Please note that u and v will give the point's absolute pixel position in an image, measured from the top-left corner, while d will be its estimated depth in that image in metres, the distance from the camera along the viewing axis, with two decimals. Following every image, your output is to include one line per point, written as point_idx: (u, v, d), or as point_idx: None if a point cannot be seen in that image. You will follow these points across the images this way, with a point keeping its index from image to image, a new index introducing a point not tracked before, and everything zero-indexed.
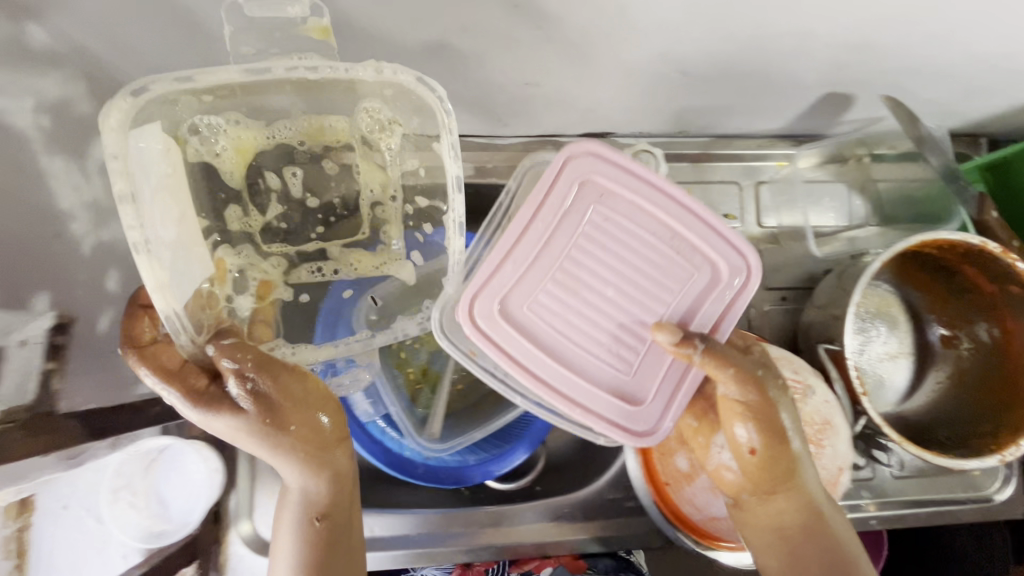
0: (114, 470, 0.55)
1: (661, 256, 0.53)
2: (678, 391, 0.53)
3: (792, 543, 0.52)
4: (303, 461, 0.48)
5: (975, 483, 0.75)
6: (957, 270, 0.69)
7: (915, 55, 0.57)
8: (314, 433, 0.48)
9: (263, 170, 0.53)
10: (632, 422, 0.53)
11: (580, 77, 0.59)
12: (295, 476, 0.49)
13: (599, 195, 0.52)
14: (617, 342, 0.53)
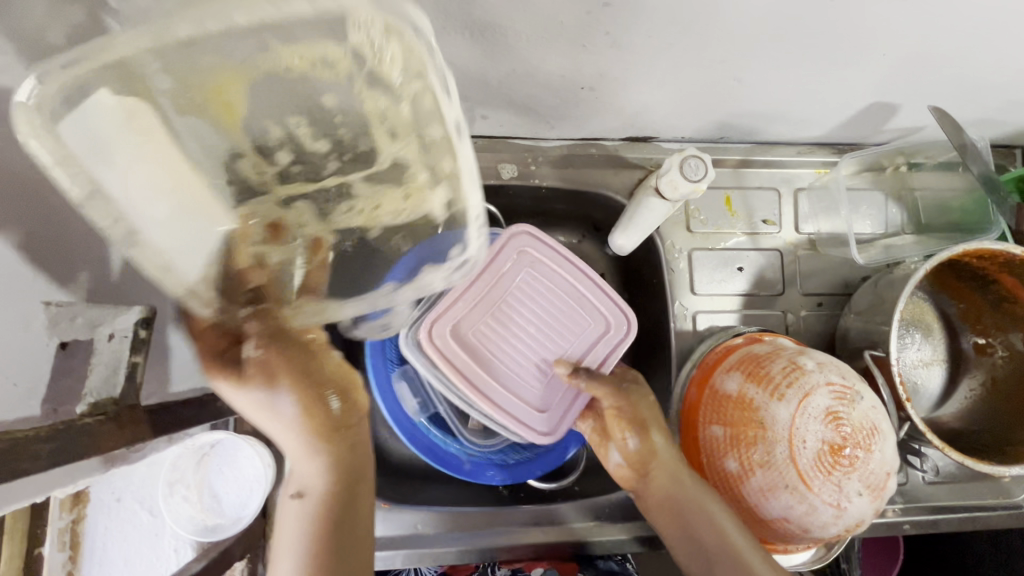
0: (170, 464, 0.58)
1: (570, 305, 0.64)
2: (574, 407, 0.62)
3: (679, 526, 0.56)
4: (305, 436, 0.45)
5: (1004, 489, 0.75)
6: (994, 280, 0.69)
7: (972, 66, 0.58)
8: (319, 412, 0.45)
9: (246, 104, 0.35)
10: (533, 425, 0.61)
11: (637, 81, 0.59)
12: (297, 454, 0.46)
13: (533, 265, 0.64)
14: (529, 369, 0.62)
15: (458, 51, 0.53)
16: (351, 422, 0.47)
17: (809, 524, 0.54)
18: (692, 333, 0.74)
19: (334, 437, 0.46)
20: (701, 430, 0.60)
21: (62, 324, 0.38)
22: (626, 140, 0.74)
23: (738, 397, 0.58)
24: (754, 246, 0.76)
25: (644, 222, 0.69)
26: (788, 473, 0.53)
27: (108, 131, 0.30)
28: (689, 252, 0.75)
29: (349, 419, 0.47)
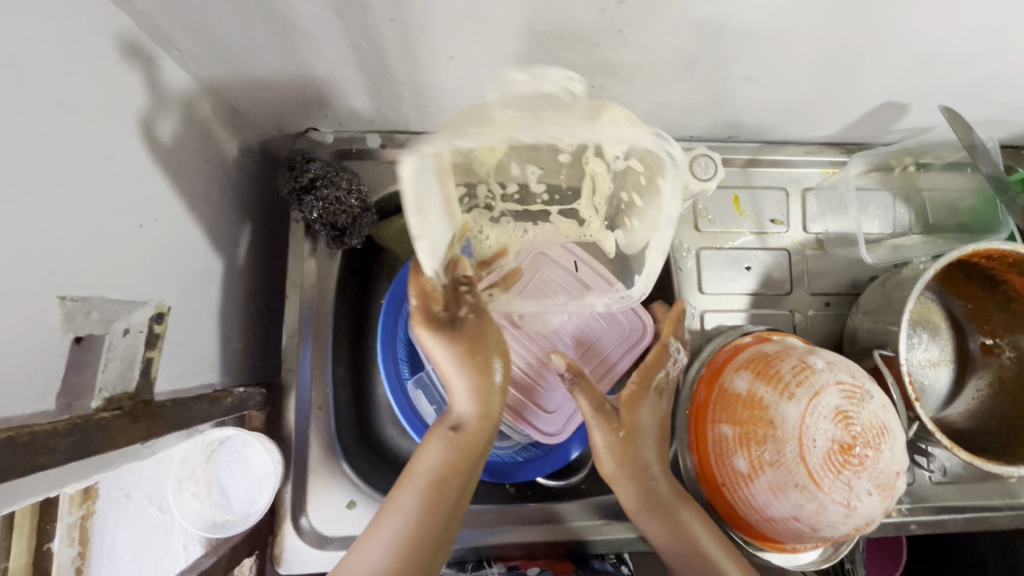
0: (181, 460, 0.55)
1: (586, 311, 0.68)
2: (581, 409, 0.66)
3: (645, 520, 0.60)
4: (475, 380, 0.55)
5: (1011, 490, 0.76)
6: (1004, 280, 0.69)
7: (983, 66, 0.58)
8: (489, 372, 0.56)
9: (516, 170, 0.58)
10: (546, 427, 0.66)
11: (649, 81, 0.59)
12: (462, 394, 0.55)
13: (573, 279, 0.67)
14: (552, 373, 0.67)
15: (470, 49, 0.53)
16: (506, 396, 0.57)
17: (819, 522, 0.54)
18: (700, 332, 0.74)
19: (490, 395, 0.55)
20: (710, 428, 0.60)
21: (77, 319, 0.38)
22: None
23: (748, 396, 0.58)
24: (762, 246, 0.76)
25: None
26: (797, 471, 0.53)
27: (429, 188, 0.50)
28: (697, 251, 0.75)
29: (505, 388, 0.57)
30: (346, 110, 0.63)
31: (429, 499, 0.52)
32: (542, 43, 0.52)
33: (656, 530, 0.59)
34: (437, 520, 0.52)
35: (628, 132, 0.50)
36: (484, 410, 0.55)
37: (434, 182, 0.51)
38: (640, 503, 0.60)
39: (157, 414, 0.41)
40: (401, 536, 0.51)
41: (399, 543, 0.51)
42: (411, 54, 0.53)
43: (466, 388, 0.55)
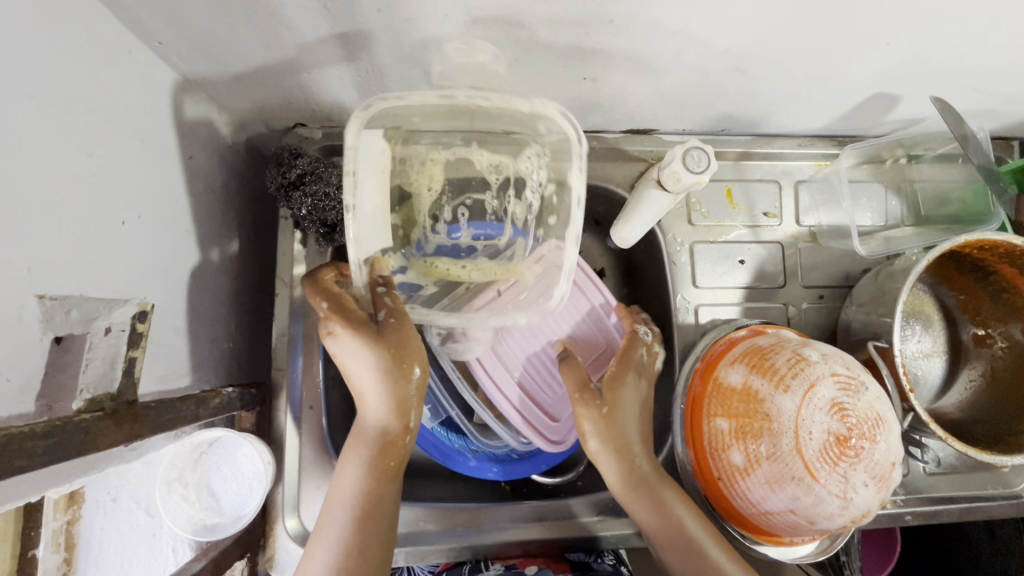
0: (168, 463, 0.54)
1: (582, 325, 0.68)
2: None
3: (628, 505, 0.60)
4: (394, 393, 0.54)
5: (1004, 479, 0.76)
6: (994, 270, 0.70)
7: (973, 56, 0.58)
8: (406, 383, 0.54)
9: (427, 176, 0.61)
10: (549, 432, 0.67)
11: (640, 73, 0.59)
12: (377, 407, 0.54)
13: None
14: (545, 373, 0.67)
15: (459, 40, 0.52)
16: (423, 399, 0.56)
17: (815, 515, 0.54)
18: (695, 327, 0.74)
19: (408, 403, 0.55)
20: (706, 423, 0.60)
21: (56, 318, 0.37)
22: (627, 133, 0.74)
23: (743, 389, 0.57)
24: (756, 239, 0.76)
25: (647, 214, 0.69)
26: (793, 464, 0.53)
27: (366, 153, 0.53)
28: (690, 245, 0.75)
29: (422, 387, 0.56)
30: (333, 103, 0.62)
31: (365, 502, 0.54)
32: (531, 36, 0.52)
33: (640, 514, 0.59)
34: (369, 537, 0.53)
35: (546, 105, 0.54)
36: (405, 419, 0.55)
37: (370, 155, 0.53)
38: (623, 484, 0.59)
39: (141, 415, 0.40)
40: (347, 541, 0.53)
41: (343, 548, 0.53)
42: (398, 45, 0.52)
43: (384, 399, 0.54)
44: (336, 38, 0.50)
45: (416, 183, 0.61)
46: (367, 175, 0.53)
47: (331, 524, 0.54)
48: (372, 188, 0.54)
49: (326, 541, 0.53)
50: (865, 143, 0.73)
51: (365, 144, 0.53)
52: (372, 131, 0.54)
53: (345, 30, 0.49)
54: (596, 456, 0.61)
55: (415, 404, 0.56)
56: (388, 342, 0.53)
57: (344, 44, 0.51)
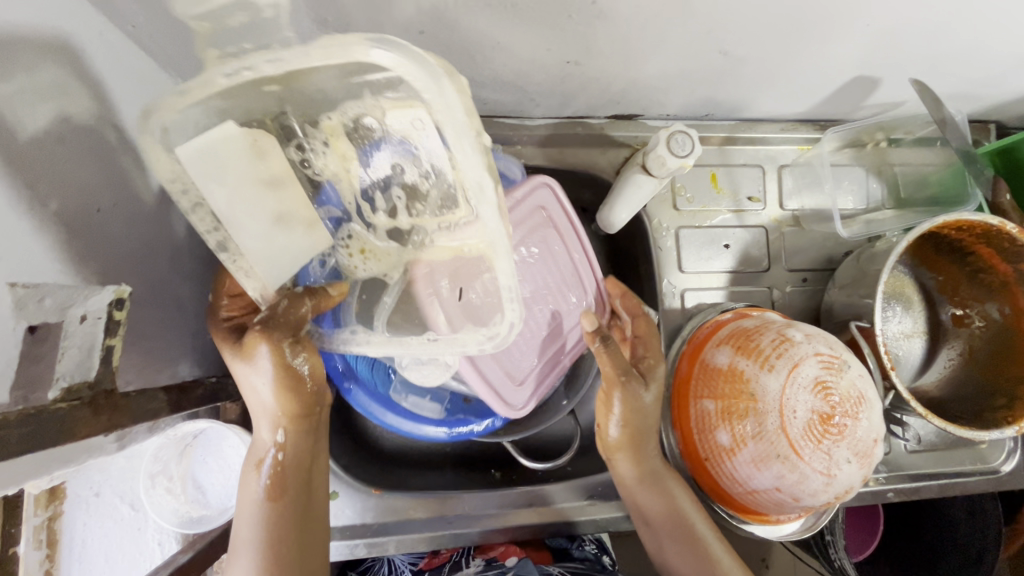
0: (151, 457, 0.53)
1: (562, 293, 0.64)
2: (541, 383, 0.64)
3: (638, 496, 0.61)
4: (290, 403, 0.50)
5: (982, 455, 0.78)
6: (972, 251, 0.71)
7: (950, 39, 0.58)
8: (297, 393, 0.50)
9: (329, 140, 0.47)
10: (509, 400, 0.62)
11: (623, 56, 0.58)
12: (268, 423, 0.50)
13: (547, 224, 0.63)
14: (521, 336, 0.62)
15: (437, 22, 0.51)
16: (309, 407, 0.52)
17: (800, 491, 0.55)
18: (680, 311, 0.74)
19: (304, 412, 0.51)
20: (693, 404, 0.60)
21: (30, 306, 0.36)
22: (612, 119, 0.74)
23: (729, 370, 0.58)
24: (740, 223, 0.77)
25: (633, 199, 0.69)
26: (779, 442, 0.54)
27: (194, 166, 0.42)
28: (675, 230, 0.75)
29: (309, 393, 0.51)
30: None
31: (272, 525, 0.50)
32: (509, 18, 0.51)
33: (648, 505, 0.60)
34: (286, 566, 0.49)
35: (380, 57, 0.36)
36: (289, 434, 0.51)
37: (225, 164, 0.42)
38: (636, 478, 0.61)
39: (120, 404, 0.40)
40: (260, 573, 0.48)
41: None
42: (379, 27, 0.51)
43: (269, 418, 0.50)
44: (311, 17, 0.49)
45: (327, 173, 0.50)
46: (227, 180, 0.43)
47: (240, 550, 0.49)
48: (247, 202, 0.45)
49: (243, 558, 0.49)
50: (847, 126, 0.74)
51: (207, 146, 0.41)
52: (215, 130, 0.41)
53: (322, 10, 0.48)
54: (615, 447, 0.61)
55: (289, 421, 0.51)
56: (275, 338, 0.48)
57: (321, 24, 0.50)
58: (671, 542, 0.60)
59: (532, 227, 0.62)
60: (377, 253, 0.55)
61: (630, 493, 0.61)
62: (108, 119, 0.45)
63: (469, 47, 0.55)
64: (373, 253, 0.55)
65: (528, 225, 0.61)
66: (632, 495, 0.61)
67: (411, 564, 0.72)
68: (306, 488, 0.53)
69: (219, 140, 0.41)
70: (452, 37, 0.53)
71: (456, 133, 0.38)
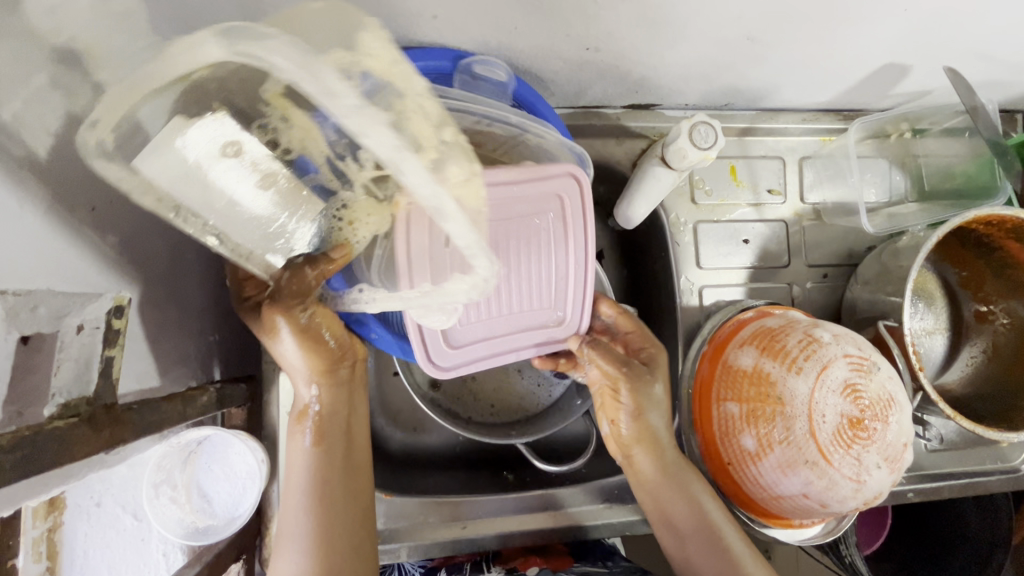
0: (154, 466, 0.51)
1: (536, 274, 0.57)
2: (480, 358, 0.58)
3: (662, 499, 0.59)
4: (321, 356, 0.51)
5: (1003, 454, 0.76)
6: (999, 246, 0.69)
7: (987, 25, 0.56)
8: (325, 350, 0.52)
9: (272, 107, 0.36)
10: (435, 359, 0.56)
11: (645, 42, 0.56)
12: (303, 378, 0.52)
13: (558, 214, 0.55)
14: (476, 286, 0.55)
15: (450, 4, 0.48)
16: (337, 363, 0.53)
17: (828, 498, 0.53)
18: (698, 308, 0.72)
19: (335, 367, 0.53)
20: (715, 407, 0.58)
21: (23, 315, 0.33)
22: (629, 108, 0.71)
23: (755, 372, 0.56)
24: (760, 218, 0.74)
25: (652, 192, 0.66)
26: (806, 448, 0.52)
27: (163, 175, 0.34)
28: (693, 225, 0.73)
29: (348, 356, 0.54)
30: None
31: (318, 474, 0.50)
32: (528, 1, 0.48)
33: (674, 506, 0.58)
34: (338, 527, 0.49)
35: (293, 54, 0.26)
36: (328, 388, 0.52)
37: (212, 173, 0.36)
38: (658, 475, 0.59)
39: (123, 419, 0.37)
40: (311, 535, 0.48)
41: (311, 545, 0.48)
42: (392, 12, 0.48)
43: (309, 376, 0.52)
44: None
45: (296, 146, 0.41)
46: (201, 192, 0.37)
47: (291, 516, 0.49)
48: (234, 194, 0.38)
49: (297, 505, 0.49)
50: (872, 116, 0.71)
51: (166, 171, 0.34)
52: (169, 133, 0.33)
53: None
54: (631, 443, 0.60)
55: (322, 376, 0.52)
56: (281, 303, 0.49)
57: None
58: (699, 546, 0.57)
59: (539, 198, 0.55)
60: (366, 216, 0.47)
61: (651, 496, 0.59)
62: None
63: (483, 31, 0.52)
64: (360, 218, 0.47)
65: (537, 201, 0.55)
66: (653, 493, 0.59)
67: (421, 566, 0.70)
68: (352, 443, 0.53)
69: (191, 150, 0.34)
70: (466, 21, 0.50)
71: (388, 151, 0.29)
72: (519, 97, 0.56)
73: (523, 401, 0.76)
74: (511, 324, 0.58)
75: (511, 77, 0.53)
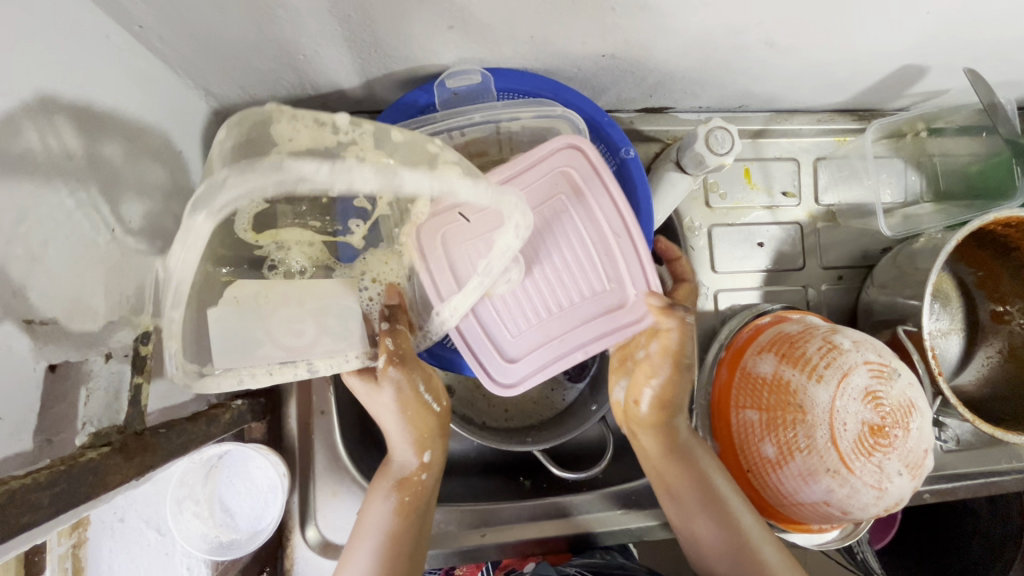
0: (177, 482, 0.51)
1: (586, 266, 0.60)
2: (547, 365, 0.60)
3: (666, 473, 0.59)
4: (420, 425, 0.58)
5: (1019, 454, 0.76)
6: (1017, 246, 0.68)
7: (1007, 26, 0.55)
8: (425, 415, 0.58)
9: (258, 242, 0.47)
10: (500, 373, 0.61)
11: (662, 49, 0.55)
12: (403, 444, 0.58)
13: (569, 190, 0.59)
14: (520, 302, 0.61)
15: (466, 15, 0.47)
16: (440, 428, 0.60)
17: (850, 505, 0.53)
18: (714, 313, 0.72)
19: (427, 436, 0.58)
20: (734, 414, 0.58)
21: (49, 345, 0.33)
22: (641, 112, 0.70)
23: (774, 380, 0.56)
24: (774, 220, 0.74)
25: (667, 198, 0.66)
26: (828, 457, 0.52)
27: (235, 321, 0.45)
28: (708, 229, 0.72)
29: (438, 424, 0.60)
30: (328, 84, 0.58)
31: (395, 520, 0.55)
32: (545, 14, 0.48)
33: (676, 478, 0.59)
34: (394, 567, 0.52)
35: (235, 181, 0.41)
36: (421, 454, 0.58)
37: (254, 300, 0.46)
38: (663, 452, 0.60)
39: (152, 445, 0.37)
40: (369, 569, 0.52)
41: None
42: (407, 22, 0.48)
43: (410, 442, 0.58)
44: (332, 10, 0.45)
45: (297, 263, 0.51)
46: (247, 328, 0.46)
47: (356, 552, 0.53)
48: (285, 320, 0.48)
49: (369, 539, 0.54)
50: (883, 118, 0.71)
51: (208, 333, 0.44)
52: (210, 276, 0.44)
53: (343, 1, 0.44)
54: (644, 422, 0.61)
55: (431, 443, 0.59)
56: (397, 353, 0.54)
57: (342, 18, 0.46)
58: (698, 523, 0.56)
59: (545, 182, 0.59)
60: (385, 265, 0.56)
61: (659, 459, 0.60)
62: (109, 125, 0.42)
63: (497, 40, 0.52)
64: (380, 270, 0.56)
65: (549, 185, 0.58)
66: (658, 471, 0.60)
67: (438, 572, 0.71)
68: (425, 507, 0.57)
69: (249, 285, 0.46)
70: (479, 29, 0.49)
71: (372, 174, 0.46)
72: (505, 89, 0.58)
73: (538, 406, 0.76)
74: (571, 321, 0.60)
75: (485, 76, 0.56)
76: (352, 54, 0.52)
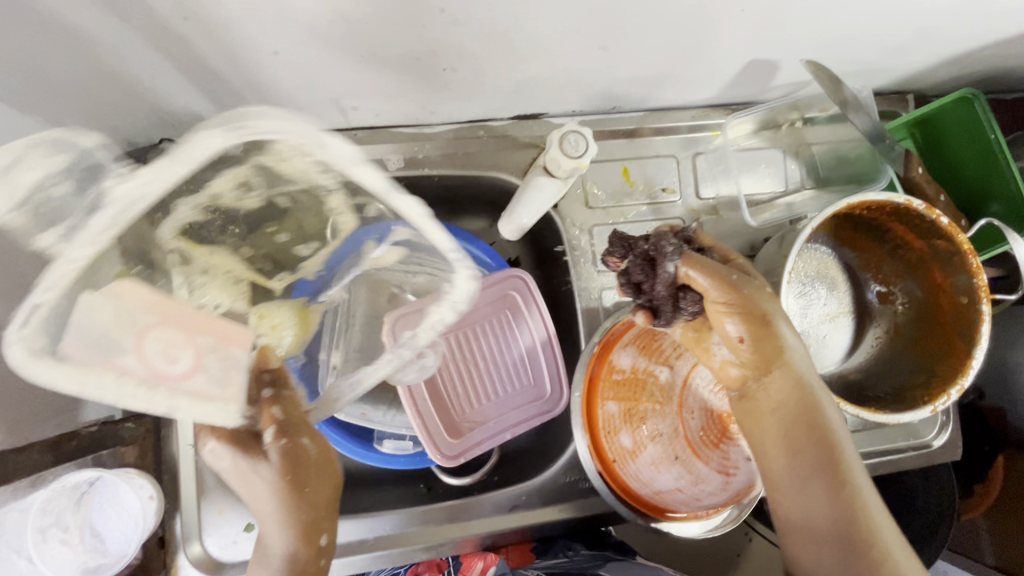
0: (40, 510, 0.51)
1: (522, 362, 0.70)
2: (482, 443, 0.68)
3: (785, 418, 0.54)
4: (310, 509, 0.52)
5: (914, 430, 0.77)
6: (888, 229, 0.70)
7: (831, 21, 0.57)
8: (318, 496, 0.53)
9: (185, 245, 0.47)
10: (443, 446, 0.66)
11: (500, 60, 0.57)
12: (284, 533, 0.52)
13: (513, 303, 0.69)
14: (468, 382, 0.69)
15: (287, 40, 0.49)
16: (331, 504, 0.55)
17: (699, 492, 0.58)
18: (600, 311, 0.73)
19: (318, 524, 0.53)
20: (596, 407, 0.59)
21: None
22: (516, 120, 0.72)
23: (633, 373, 0.60)
24: (656, 216, 0.75)
25: (534, 202, 0.67)
26: (676, 442, 0.59)
27: (101, 326, 0.36)
28: (589, 229, 0.74)
29: (331, 503, 0.55)
30: (188, 114, 0.60)
31: None
32: (362, 35, 0.50)
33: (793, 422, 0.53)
34: None
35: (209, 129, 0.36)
36: (314, 540, 0.53)
37: (137, 308, 0.38)
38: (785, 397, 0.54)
39: None
40: None
41: None
42: (233, 49, 0.49)
43: (295, 527, 0.52)
44: (152, 43, 0.47)
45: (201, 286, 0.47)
46: (115, 330, 0.37)
47: None
48: (162, 343, 0.38)
49: None
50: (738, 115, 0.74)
51: (62, 319, 0.35)
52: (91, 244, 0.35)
53: (156, 33, 0.46)
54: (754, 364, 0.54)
55: (322, 524, 0.53)
56: (285, 449, 0.50)
57: (164, 50, 0.48)
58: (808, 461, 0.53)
59: (491, 292, 0.69)
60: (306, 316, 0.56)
61: (780, 423, 0.54)
62: None
63: (334, 62, 0.54)
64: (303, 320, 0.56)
65: (497, 299, 0.69)
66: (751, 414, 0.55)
67: None
68: None
69: (101, 310, 0.36)
70: (307, 53, 0.51)
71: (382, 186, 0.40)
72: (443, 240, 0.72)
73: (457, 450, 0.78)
74: (508, 407, 0.69)
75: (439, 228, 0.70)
76: (193, 83, 0.54)
